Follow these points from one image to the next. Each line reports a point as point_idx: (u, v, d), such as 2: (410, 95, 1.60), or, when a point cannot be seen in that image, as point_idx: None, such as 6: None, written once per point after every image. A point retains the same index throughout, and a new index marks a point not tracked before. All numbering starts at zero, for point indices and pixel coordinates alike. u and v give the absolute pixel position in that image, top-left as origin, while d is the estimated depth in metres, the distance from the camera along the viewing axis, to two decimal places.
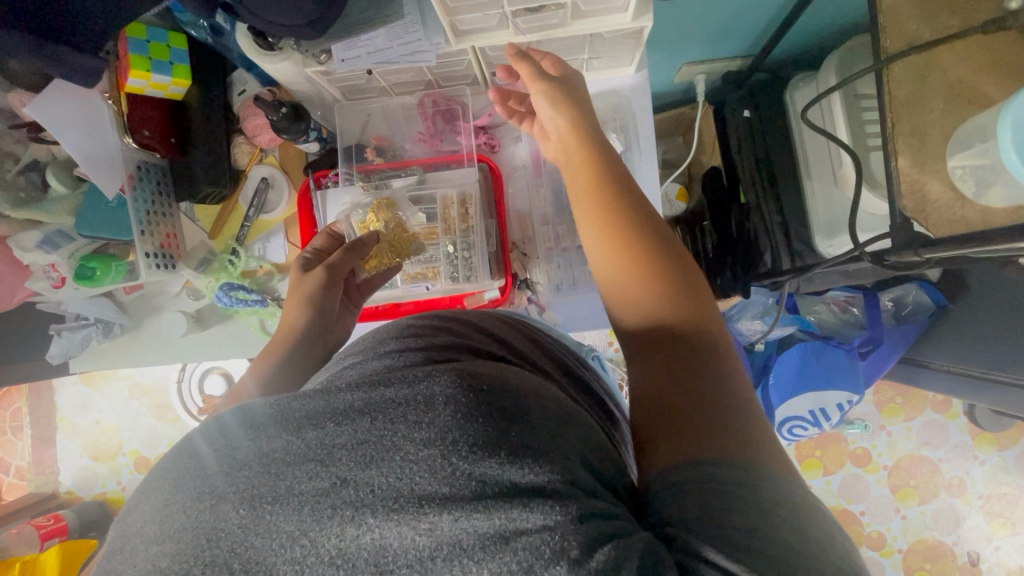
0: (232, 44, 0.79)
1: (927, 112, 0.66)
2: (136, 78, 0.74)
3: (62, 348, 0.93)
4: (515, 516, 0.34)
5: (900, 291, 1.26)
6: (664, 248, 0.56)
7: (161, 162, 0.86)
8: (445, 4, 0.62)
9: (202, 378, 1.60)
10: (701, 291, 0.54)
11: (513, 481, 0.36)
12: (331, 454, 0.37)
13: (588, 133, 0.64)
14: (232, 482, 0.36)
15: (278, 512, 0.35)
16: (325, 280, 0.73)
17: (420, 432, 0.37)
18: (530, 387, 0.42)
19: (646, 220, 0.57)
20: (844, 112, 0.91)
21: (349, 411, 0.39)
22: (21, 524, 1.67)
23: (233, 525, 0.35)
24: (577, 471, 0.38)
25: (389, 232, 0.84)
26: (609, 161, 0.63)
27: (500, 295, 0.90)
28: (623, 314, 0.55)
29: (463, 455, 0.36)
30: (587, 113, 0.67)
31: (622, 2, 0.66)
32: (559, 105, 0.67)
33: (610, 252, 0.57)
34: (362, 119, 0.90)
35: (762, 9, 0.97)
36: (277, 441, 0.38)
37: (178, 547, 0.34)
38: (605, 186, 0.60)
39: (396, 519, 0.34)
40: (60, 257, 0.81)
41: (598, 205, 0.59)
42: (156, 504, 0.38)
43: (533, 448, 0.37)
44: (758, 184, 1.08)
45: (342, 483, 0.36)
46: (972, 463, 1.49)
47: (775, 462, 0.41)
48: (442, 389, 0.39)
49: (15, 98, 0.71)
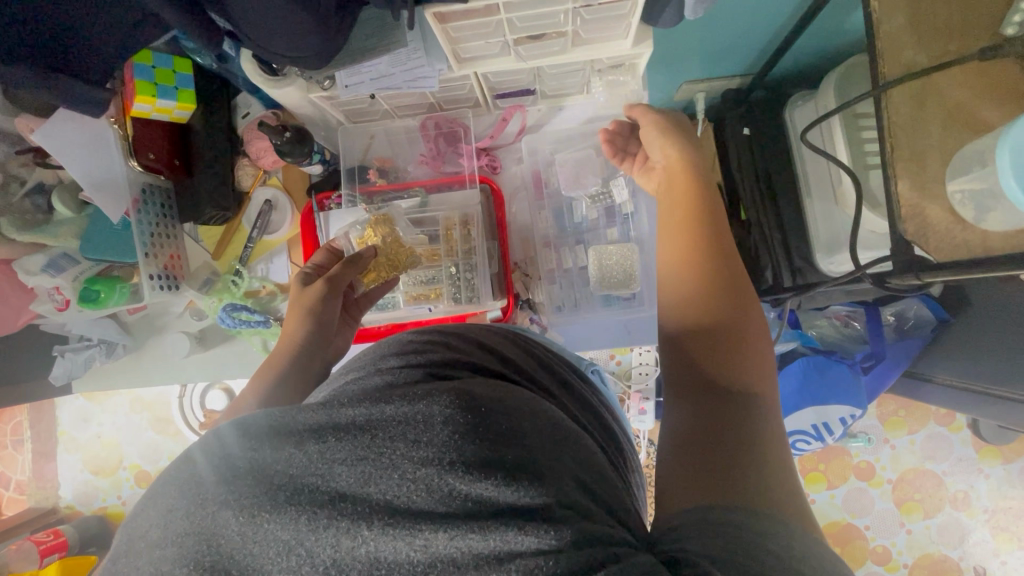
0: (237, 70, 0.78)
1: (927, 138, 0.66)
2: (141, 103, 0.74)
3: (65, 369, 0.94)
4: (509, 538, 0.34)
5: (902, 306, 1.24)
6: (742, 306, 0.56)
7: (165, 183, 0.86)
8: (448, 33, 0.63)
9: (203, 393, 1.60)
10: (756, 314, 0.57)
11: (509, 503, 0.36)
12: (332, 468, 0.37)
13: (695, 172, 0.69)
14: (233, 490, 0.36)
15: (275, 519, 0.35)
16: (325, 292, 0.73)
17: (419, 451, 0.37)
18: (526, 407, 0.43)
19: (742, 302, 0.57)
20: (843, 133, 0.92)
21: (351, 426, 0.39)
22: (21, 540, 1.66)
23: (234, 531, 0.35)
24: (575, 494, 0.38)
25: (386, 245, 0.82)
26: (710, 231, 0.62)
27: (502, 315, 0.91)
28: (672, 306, 0.59)
29: (460, 474, 0.37)
30: (696, 148, 0.72)
31: (623, 30, 0.66)
32: (670, 136, 0.72)
33: (684, 277, 0.60)
34: (364, 141, 0.90)
35: (761, 31, 0.99)
36: (281, 452, 0.38)
37: (179, 552, 0.35)
38: (704, 229, 0.63)
39: (392, 534, 0.34)
40: (64, 280, 0.82)
41: (683, 210, 0.65)
42: (162, 509, 0.37)
43: (528, 471, 0.38)
44: (761, 205, 1.08)
45: (341, 497, 0.36)
46: (977, 476, 1.48)
47: (793, 515, 0.41)
48: (442, 410, 0.40)
49: (23, 123, 0.70)
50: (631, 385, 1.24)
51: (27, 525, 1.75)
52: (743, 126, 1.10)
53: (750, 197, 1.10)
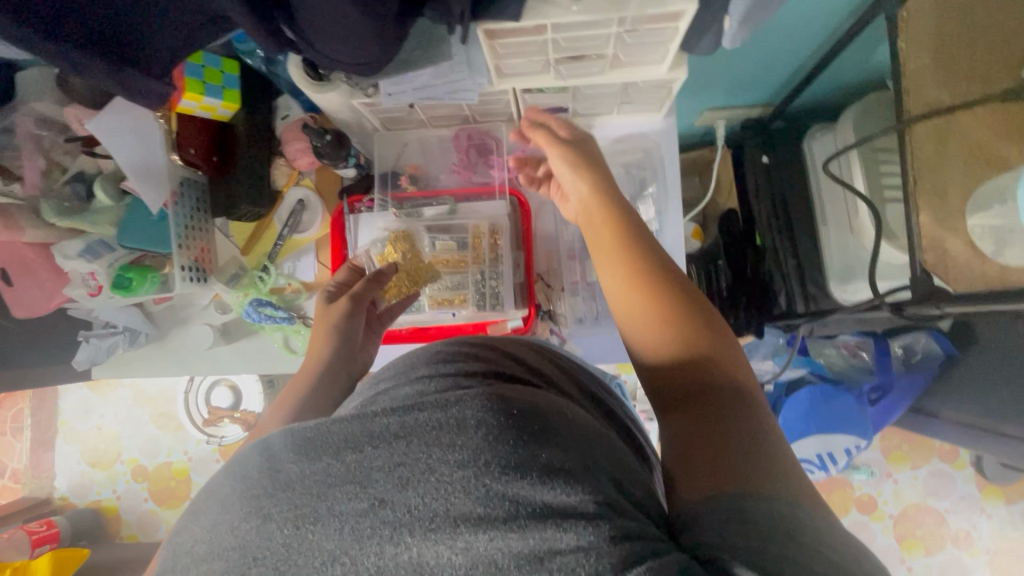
0: (284, 73, 0.80)
1: (949, 172, 0.68)
2: (188, 100, 0.77)
3: (88, 354, 0.95)
4: (549, 536, 0.35)
5: (910, 339, 1.27)
6: (694, 304, 0.58)
7: (201, 178, 0.88)
8: (495, 49, 0.66)
9: (209, 390, 1.62)
10: (708, 305, 0.59)
11: (547, 502, 0.37)
12: (369, 475, 0.38)
13: (607, 193, 0.69)
14: (276, 502, 0.39)
15: (320, 531, 0.37)
16: (349, 309, 0.77)
17: (454, 455, 0.38)
18: (556, 410, 0.44)
19: (695, 303, 0.58)
20: (863, 169, 0.94)
21: (385, 434, 0.40)
22: (13, 529, 1.65)
23: (278, 544, 0.37)
24: (611, 494, 0.39)
25: (406, 262, 0.88)
26: (638, 239, 0.64)
27: (522, 325, 0.89)
28: (635, 330, 0.59)
29: (496, 476, 0.37)
30: (603, 172, 0.72)
31: (660, 55, 0.68)
32: (580, 170, 0.72)
33: (632, 296, 0.60)
34: (398, 148, 0.92)
35: (785, 63, 1.01)
36: (318, 463, 0.40)
37: (227, 565, 0.37)
38: (631, 241, 0.64)
39: (433, 538, 0.35)
40: (100, 266, 0.82)
41: (609, 228, 0.66)
42: (206, 525, 0.40)
43: (563, 471, 0.38)
44: (775, 228, 1.12)
45: (380, 504, 0.37)
46: (979, 515, 1.47)
47: (807, 501, 0.42)
48: (474, 412, 0.41)
49: (72, 112, 0.76)
50: (638, 403, 1.25)
51: (20, 514, 1.74)
52: (762, 153, 1.14)
53: (765, 220, 1.14)
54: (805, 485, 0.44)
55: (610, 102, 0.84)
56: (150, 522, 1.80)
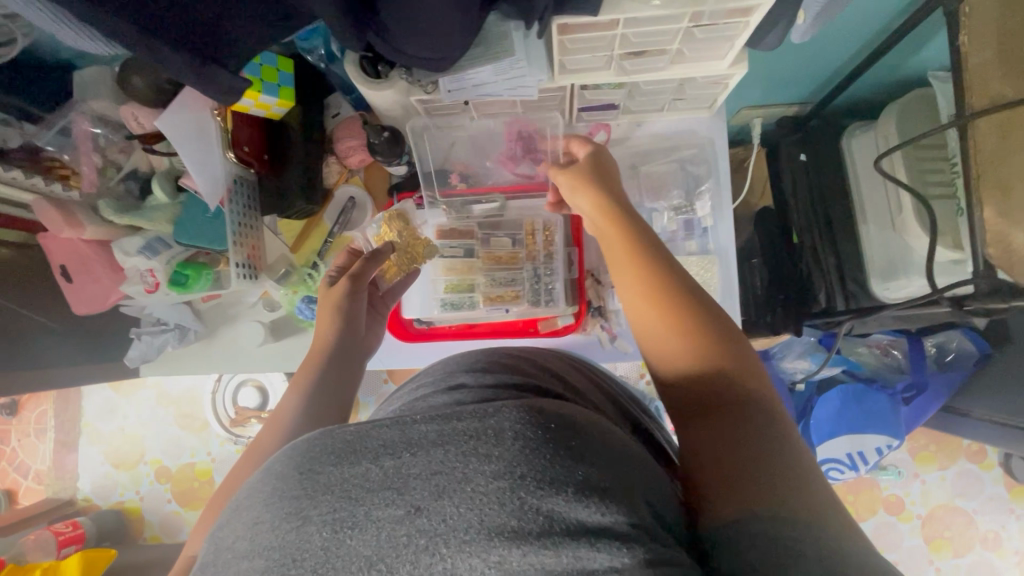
0: (342, 72, 0.81)
1: (1011, 167, 0.68)
2: (246, 98, 0.78)
3: (140, 351, 0.95)
4: (582, 554, 0.34)
5: (943, 337, 1.25)
6: (703, 309, 0.58)
7: (251, 176, 0.88)
8: (564, 44, 0.66)
9: (236, 390, 1.63)
10: (719, 308, 0.58)
11: (581, 520, 0.35)
12: (407, 482, 0.36)
13: (616, 203, 0.70)
14: (314, 503, 0.37)
15: (357, 536, 0.35)
16: (350, 290, 0.78)
17: (490, 466, 0.36)
18: (594, 424, 0.41)
19: (703, 306, 0.58)
20: (907, 170, 0.94)
21: (423, 440, 0.38)
22: (39, 529, 1.65)
23: (317, 546, 0.35)
24: (645, 515, 0.37)
25: (402, 239, 0.86)
26: (644, 246, 0.64)
27: (573, 321, 0.92)
28: (646, 339, 0.60)
29: (533, 490, 0.35)
30: (604, 184, 0.73)
31: (723, 51, 0.68)
32: (581, 188, 0.73)
33: (640, 305, 0.61)
34: (444, 146, 0.90)
35: (827, 62, 1.02)
36: (356, 467, 0.37)
37: (267, 564, 0.36)
38: (637, 249, 0.64)
39: (467, 550, 0.34)
40: (159, 262, 0.83)
41: (617, 238, 0.67)
42: (246, 520, 0.38)
43: (600, 488, 0.36)
44: (815, 227, 1.13)
45: (416, 512, 0.35)
46: (1008, 516, 1.47)
47: (833, 520, 0.41)
48: (513, 424, 0.37)
49: (128, 110, 0.76)
50: None
51: (45, 515, 1.74)
52: (800, 152, 1.15)
53: (803, 218, 1.14)
54: (831, 506, 0.43)
55: (661, 99, 0.85)
56: (173, 523, 1.80)
